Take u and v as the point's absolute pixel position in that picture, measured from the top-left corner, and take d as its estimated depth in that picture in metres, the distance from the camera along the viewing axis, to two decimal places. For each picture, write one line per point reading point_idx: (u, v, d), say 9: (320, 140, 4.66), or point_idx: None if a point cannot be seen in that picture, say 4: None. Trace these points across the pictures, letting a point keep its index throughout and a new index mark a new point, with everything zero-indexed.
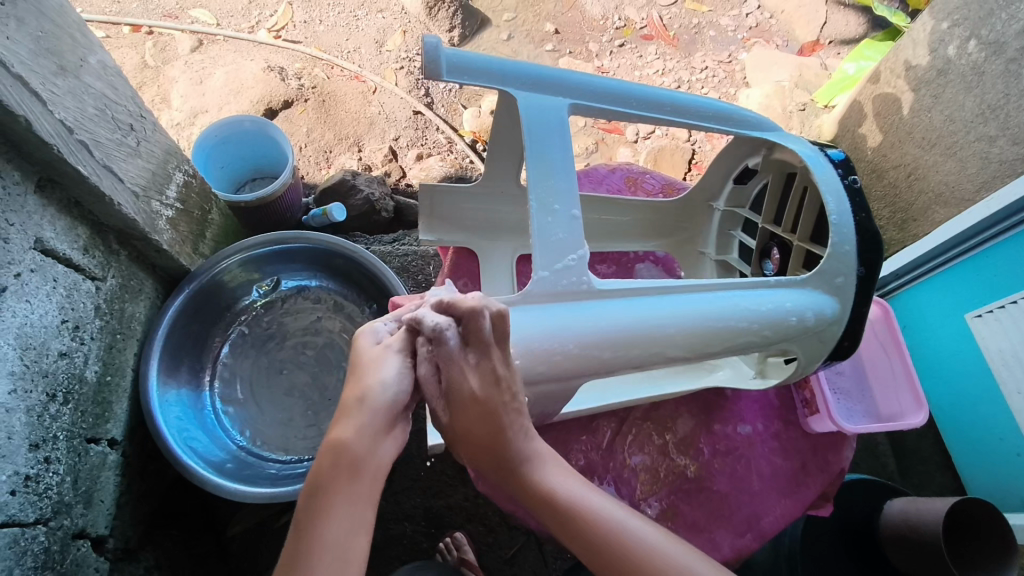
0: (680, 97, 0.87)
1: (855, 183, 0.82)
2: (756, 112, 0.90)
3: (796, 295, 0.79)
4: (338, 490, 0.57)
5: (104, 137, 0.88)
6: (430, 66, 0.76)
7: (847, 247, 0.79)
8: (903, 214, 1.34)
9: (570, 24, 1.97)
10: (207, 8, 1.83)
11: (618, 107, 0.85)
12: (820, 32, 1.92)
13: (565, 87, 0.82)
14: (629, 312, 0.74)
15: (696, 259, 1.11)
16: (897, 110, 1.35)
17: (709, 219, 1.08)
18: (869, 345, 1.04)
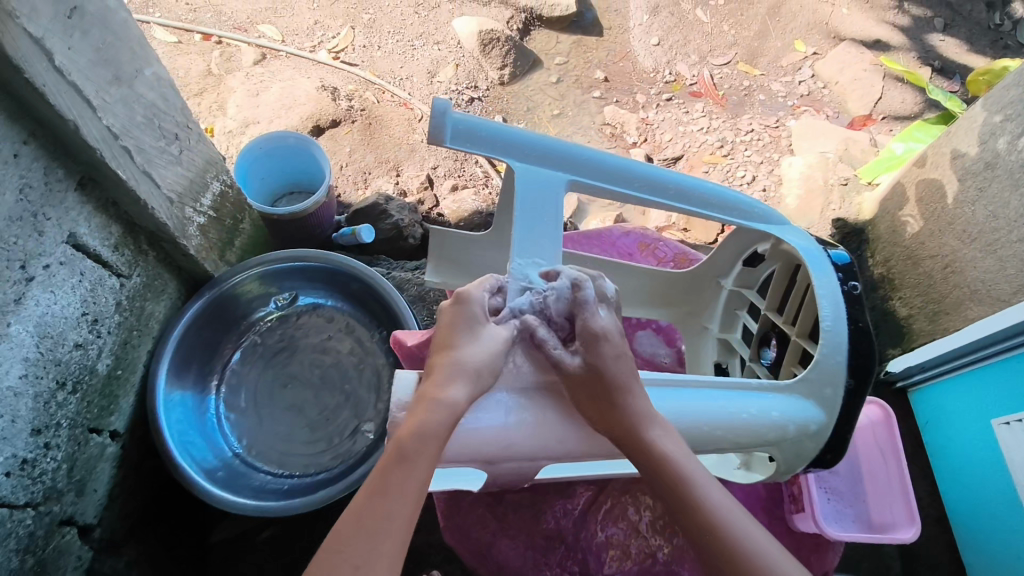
0: (687, 182, 0.88)
1: (855, 289, 0.80)
2: (764, 204, 0.90)
3: (786, 404, 0.77)
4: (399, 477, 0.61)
5: (148, 145, 0.93)
6: (434, 132, 0.81)
7: (837, 359, 0.77)
8: (936, 305, 1.30)
9: (620, 74, 2.00)
10: (274, 24, 1.92)
11: (621, 187, 0.86)
12: (873, 106, 1.89)
13: (567, 162, 0.85)
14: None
15: (699, 333, 1.09)
16: (940, 198, 1.31)
17: (717, 297, 1.06)
18: (870, 451, 1.01)
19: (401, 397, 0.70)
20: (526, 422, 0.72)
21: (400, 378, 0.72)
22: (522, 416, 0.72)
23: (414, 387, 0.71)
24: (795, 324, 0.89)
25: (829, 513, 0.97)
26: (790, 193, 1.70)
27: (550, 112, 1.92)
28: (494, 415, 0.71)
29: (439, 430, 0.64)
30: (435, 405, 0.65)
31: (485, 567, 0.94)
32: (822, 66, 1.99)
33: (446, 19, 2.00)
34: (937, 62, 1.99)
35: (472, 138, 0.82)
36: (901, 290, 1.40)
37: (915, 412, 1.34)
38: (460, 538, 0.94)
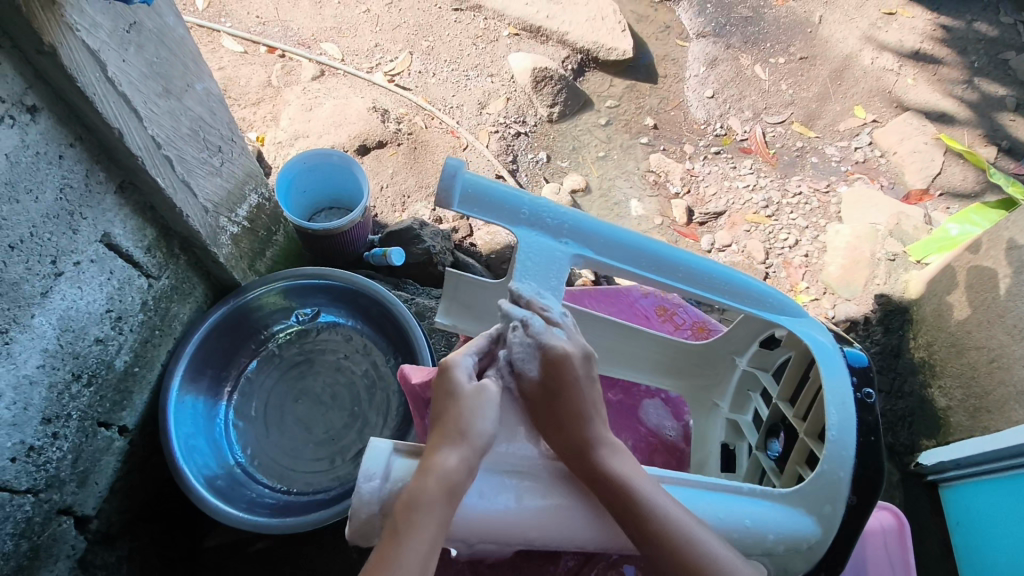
0: (698, 263, 0.85)
1: (869, 397, 0.78)
2: (779, 291, 0.86)
3: (783, 513, 0.73)
4: (393, 546, 0.60)
5: (191, 155, 0.96)
6: (443, 191, 0.78)
7: (841, 474, 0.74)
8: (976, 401, 1.23)
9: (670, 122, 1.98)
10: (337, 43, 1.99)
11: (628, 265, 0.84)
12: (930, 181, 1.82)
13: (577, 234, 0.83)
14: (580, 485, 0.72)
15: (709, 410, 1.05)
16: (992, 287, 1.25)
17: (730, 375, 1.02)
18: (878, 557, 0.92)
19: (370, 468, 0.68)
20: (506, 504, 0.70)
21: (372, 449, 0.69)
22: (504, 496, 0.70)
23: (386, 462, 0.68)
24: (804, 419, 0.85)
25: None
26: (833, 262, 1.64)
27: (596, 154, 1.91)
28: (480, 497, 0.70)
29: (433, 500, 0.62)
30: (429, 475, 0.64)
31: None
32: (881, 134, 1.93)
33: (503, 53, 2.04)
34: (1005, 142, 1.92)
35: (478, 202, 0.79)
36: (941, 379, 1.33)
37: (945, 511, 1.25)
38: None
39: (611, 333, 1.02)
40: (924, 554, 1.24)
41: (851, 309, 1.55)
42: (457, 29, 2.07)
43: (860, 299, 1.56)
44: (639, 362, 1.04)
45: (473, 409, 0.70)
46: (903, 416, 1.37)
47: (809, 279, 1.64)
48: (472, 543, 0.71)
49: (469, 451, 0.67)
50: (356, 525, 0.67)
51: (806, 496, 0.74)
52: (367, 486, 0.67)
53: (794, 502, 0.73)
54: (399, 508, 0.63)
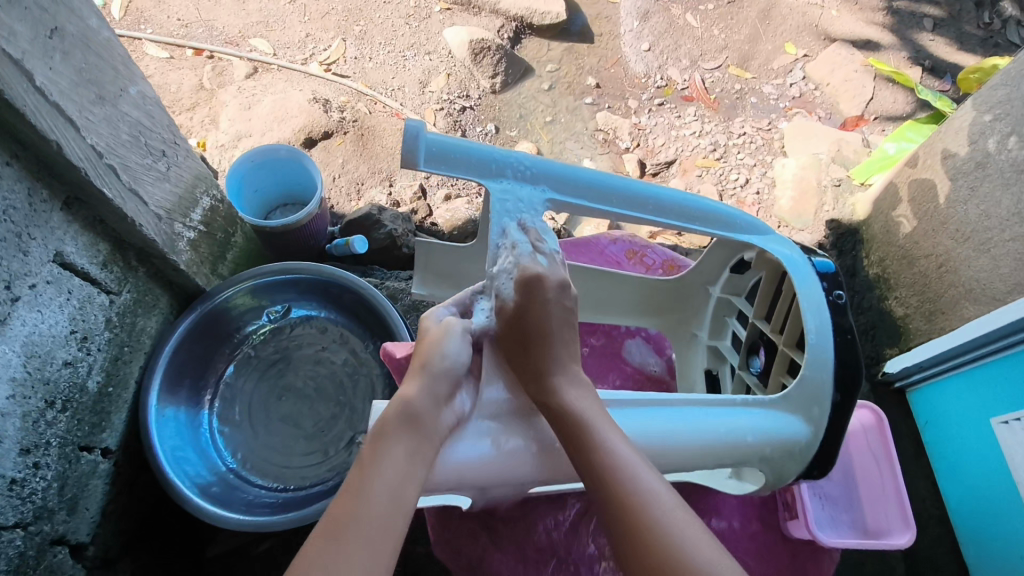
0: (667, 196, 0.86)
1: (840, 299, 0.82)
2: (748, 214, 0.89)
3: (776, 420, 0.77)
4: (359, 471, 0.62)
5: (134, 162, 0.93)
6: (408, 152, 0.75)
7: (823, 376, 0.78)
8: (932, 305, 1.28)
9: (612, 80, 2.00)
10: (266, 38, 1.94)
11: (600, 204, 0.84)
12: (865, 107, 1.89)
13: (549, 178, 0.82)
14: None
15: (689, 341, 1.09)
16: (932, 197, 1.29)
17: (706, 304, 1.06)
18: (863, 455, 0.99)
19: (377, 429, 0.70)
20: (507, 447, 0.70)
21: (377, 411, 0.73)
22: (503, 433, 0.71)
23: None
24: (781, 331, 0.89)
25: (825, 521, 0.94)
26: (784, 195, 1.70)
27: (543, 119, 1.92)
28: (471, 440, 0.70)
29: (393, 420, 0.66)
30: (394, 401, 0.69)
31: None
32: (814, 67, 1.99)
33: (437, 29, 2.02)
34: (928, 62, 2.00)
35: (445, 158, 0.77)
36: (897, 291, 1.39)
37: (913, 412, 1.33)
38: (452, 551, 0.90)
39: (584, 280, 1.06)
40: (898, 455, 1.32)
41: (806, 238, 1.61)
42: (387, 9, 2.04)
43: (813, 228, 1.62)
44: (612, 306, 1.09)
45: (438, 341, 0.75)
46: (867, 330, 1.44)
47: (764, 215, 1.70)
48: (485, 489, 0.72)
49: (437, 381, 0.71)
50: None
51: (795, 401, 0.78)
52: None
53: (784, 409, 0.78)
54: (371, 438, 0.66)
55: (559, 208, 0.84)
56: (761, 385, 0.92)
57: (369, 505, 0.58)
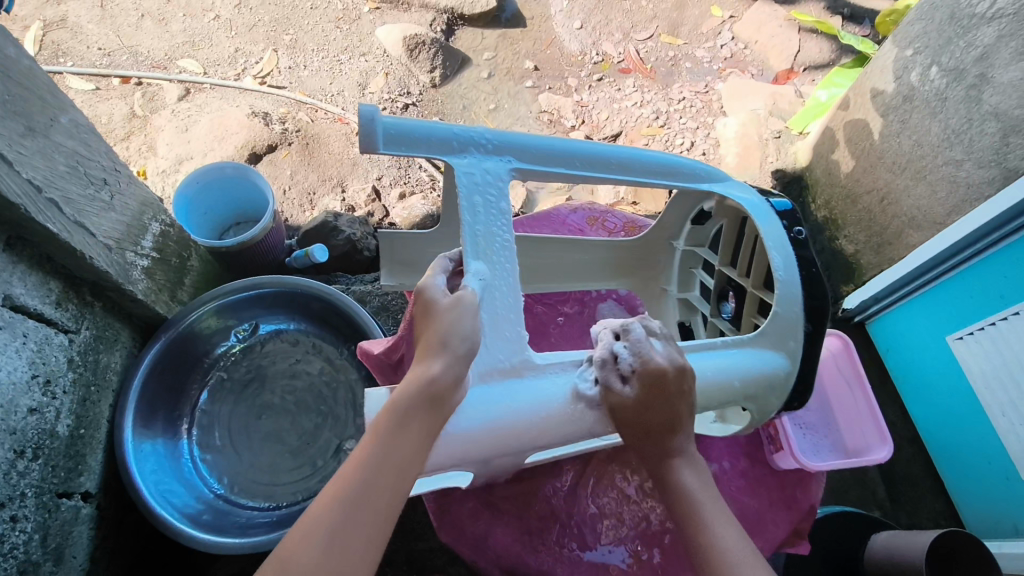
0: (627, 154, 0.87)
1: (800, 235, 0.85)
2: (704, 163, 0.91)
3: (756, 357, 0.80)
4: (370, 446, 0.60)
5: (76, 194, 0.90)
6: (365, 138, 0.74)
7: (794, 311, 0.81)
8: (880, 238, 1.33)
9: (549, 61, 2.02)
10: (195, 57, 1.89)
11: (562, 168, 0.84)
12: (793, 60, 1.97)
13: (512, 148, 0.82)
14: (569, 382, 0.72)
15: (660, 296, 1.13)
16: (867, 135, 1.34)
17: (673, 258, 1.10)
18: (835, 380, 1.04)
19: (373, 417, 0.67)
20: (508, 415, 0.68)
21: (371, 396, 0.69)
22: (495, 397, 0.69)
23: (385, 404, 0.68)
24: (748, 275, 0.92)
25: (808, 448, 1.00)
26: (729, 153, 1.75)
27: (486, 107, 1.93)
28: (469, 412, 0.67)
29: (408, 404, 0.62)
30: (410, 380, 0.64)
31: (485, 560, 0.90)
32: (740, 27, 2.06)
33: (369, 29, 2.01)
34: (846, 9, 2.07)
35: (403, 139, 0.77)
36: (845, 230, 1.44)
37: (875, 342, 1.39)
38: (456, 535, 0.90)
39: (552, 249, 1.07)
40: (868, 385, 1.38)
41: None
42: (316, 15, 2.02)
43: (760, 181, 1.68)
44: (581, 273, 1.11)
45: (449, 319, 0.67)
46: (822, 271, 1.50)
47: None
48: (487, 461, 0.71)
49: (450, 356, 0.65)
50: None
51: (773, 338, 0.81)
52: None
53: (762, 346, 0.81)
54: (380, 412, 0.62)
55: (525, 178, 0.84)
56: (734, 328, 0.95)
57: (375, 488, 0.59)
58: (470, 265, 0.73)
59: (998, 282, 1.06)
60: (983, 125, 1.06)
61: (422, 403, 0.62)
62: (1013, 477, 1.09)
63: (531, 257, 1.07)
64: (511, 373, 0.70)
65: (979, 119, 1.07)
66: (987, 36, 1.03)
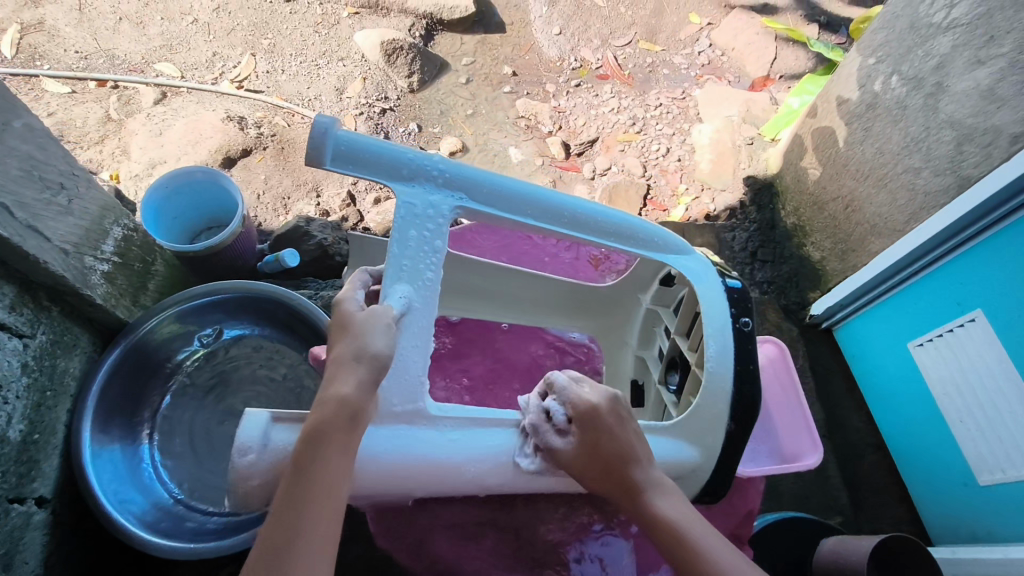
0: (581, 207, 0.88)
1: (745, 326, 0.88)
2: (663, 230, 0.92)
3: (668, 448, 0.82)
4: (300, 482, 0.62)
5: (30, 198, 0.90)
6: (314, 150, 0.75)
7: (719, 406, 0.83)
8: (845, 245, 1.34)
9: (527, 66, 2.03)
10: (172, 61, 1.89)
11: (507, 215, 0.84)
12: (770, 68, 1.98)
13: (465, 185, 0.83)
14: (459, 440, 0.75)
15: (619, 346, 1.15)
16: (833, 143, 1.35)
17: (637, 313, 1.12)
18: (773, 388, 1.04)
19: (246, 441, 0.70)
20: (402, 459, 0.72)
21: (249, 419, 0.71)
22: (379, 442, 0.72)
23: (260, 429, 0.71)
24: (696, 350, 0.93)
25: (744, 454, 1.01)
26: (703, 159, 1.77)
27: (464, 113, 1.93)
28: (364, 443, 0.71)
29: (333, 430, 0.64)
30: (328, 403, 0.66)
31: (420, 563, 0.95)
32: (718, 35, 2.08)
33: (347, 34, 2.01)
34: (823, 17, 2.10)
35: (355, 158, 0.77)
36: (813, 236, 1.45)
37: (842, 348, 1.40)
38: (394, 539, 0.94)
39: (510, 279, 1.10)
40: (833, 392, 1.39)
41: (728, 198, 1.68)
42: (295, 19, 2.03)
43: (733, 188, 1.69)
44: (539, 304, 1.15)
45: (367, 331, 0.70)
46: (790, 278, 1.51)
47: (686, 181, 1.76)
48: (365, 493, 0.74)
49: (362, 371, 0.68)
50: (239, 496, 0.71)
51: (691, 430, 0.84)
52: (243, 458, 0.69)
53: (679, 436, 0.83)
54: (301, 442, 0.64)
55: (468, 215, 0.84)
56: (674, 402, 0.96)
57: (309, 522, 0.60)
58: (395, 286, 0.76)
59: (956, 288, 1.06)
60: (941, 133, 1.07)
61: (327, 435, 0.64)
62: (969, 483, 1.10)
63: (488, 283, 1.10)
64: (404, 419, 0.73)
65: (936, 127, 1.08)
66: (943, 45, 1.04)
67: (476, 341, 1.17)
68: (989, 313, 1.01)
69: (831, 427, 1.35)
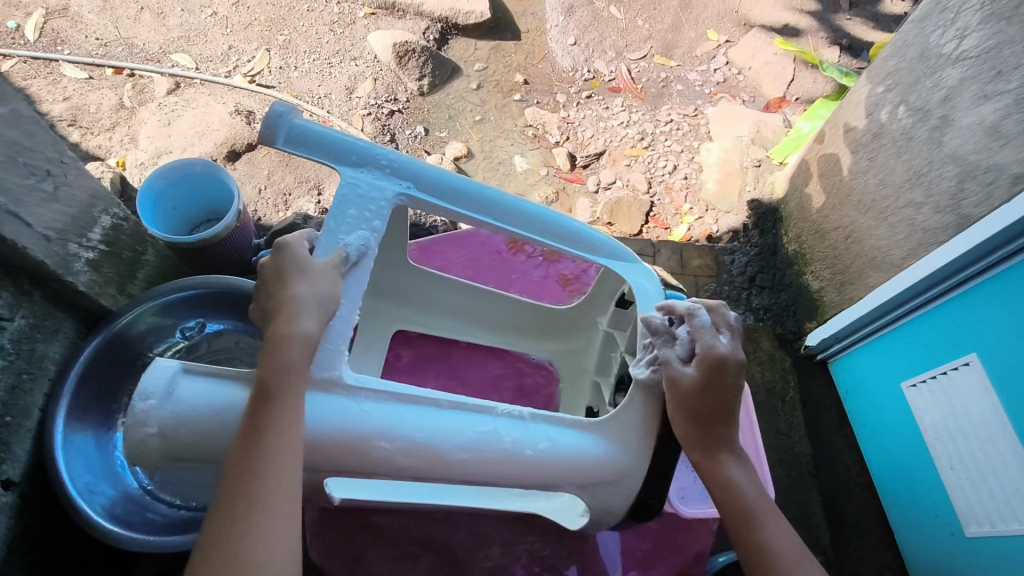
0: (526, 208, 0.90)
1: None
2: (611, 238, 0.94)
3: (594, 447, 0.78)
4: (268, 410, 0.65)
5: (14, 183, 0.91)
6: (266, 129, 0.79)
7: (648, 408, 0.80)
8: (842, 276, 1.30)
9: (540, 75, 2.02)
10: (188, 53, 1.91)
11: (450, 207, 0.87)
12: (786, 89, 1.94)
13: (410, 175, 0.86)
14: (384, 414, 0.72)
15: (577, 373, 1.13)
16: (838, 171, 1.31)
17: (596, 339, 1.09)
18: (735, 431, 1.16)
19: (149, 387, 0.68)
20: (323, 429, 0.70)
21: (158, 366, 0.70)
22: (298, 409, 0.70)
23: (166, 376, 0.69)
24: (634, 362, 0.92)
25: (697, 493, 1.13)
26: (709, 179, 1.74)
27: (472, 118, 1.92)
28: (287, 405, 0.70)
29: (296, 364, 0.68)
30: (290, 342, 0.69)
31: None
32: (735, 53, 2.04)
33: (362, 34, 2.02)
34: (845, 40, 2.06)
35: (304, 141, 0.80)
36: (812, 265, 1.42)
37: (836, 383, 1.36)
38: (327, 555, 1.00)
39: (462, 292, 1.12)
40: (824, 427, 1.35)
41: (731, 220, 1.65)
42: (311, 17, 2.04)
43: (737, 210, 1.67)
44: (506, 323, 1.16)
45: (316, 279, 0.73)
46: (789, 306, 1.48)
47: (691, 201, 1.72)
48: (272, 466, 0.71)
49: (317, 314, 0.71)
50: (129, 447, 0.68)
51: (622, 430, 0.80)
52: (143, 405, 0.68)
53: (610, 438, 0.80)
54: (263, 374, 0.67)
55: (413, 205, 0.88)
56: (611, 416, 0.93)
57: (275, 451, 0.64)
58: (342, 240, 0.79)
59: (952, 329, 1.02)
60: (942, 168, 1.03)
61: (286, 370, 0.67)
62: (958, 533, 1.05)
63: (457, 300, 1.13)
64: (323, 388, 0.72)
65: (939, 162, 1.04)
66: (951, 77, 1.01)
67: (437, 359, 1.18)
68: (985, 358, 0.96)
69: (819, 462, 1.31)
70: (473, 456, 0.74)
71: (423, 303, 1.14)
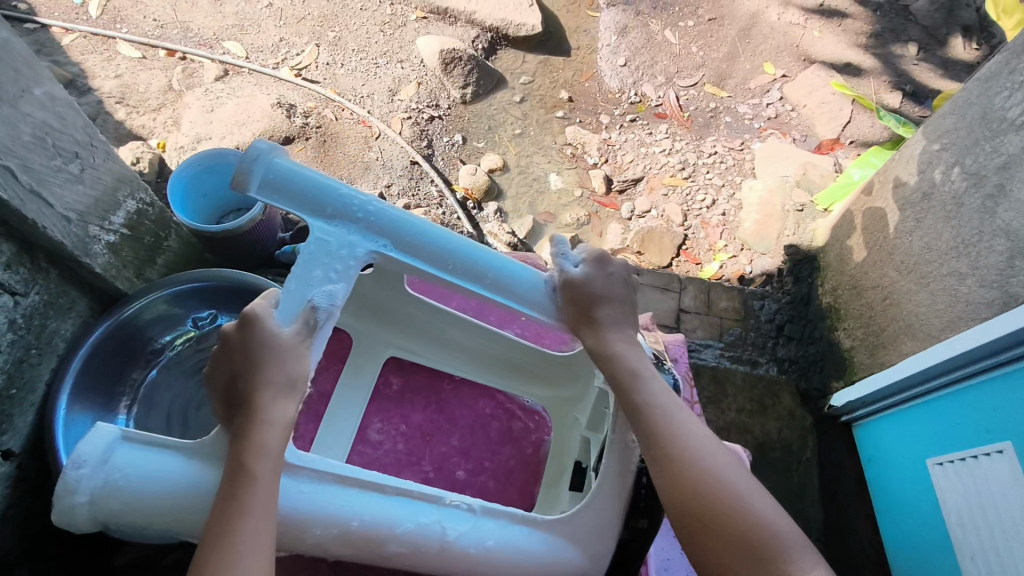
0: (510, 274, 0.81)
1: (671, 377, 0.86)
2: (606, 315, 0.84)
3: (549, 547, 0.73)
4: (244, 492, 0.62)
5: (38, 164, 0.92)
6: (241, 174, 0.77)
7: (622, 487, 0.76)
8: (875, 339, 1.23)
9: (585, 94, 1.98)
10: (240, 42, 1.94)
11: (426, 267, 0.81)
12: (841, 130, 1.86)
13: (388, 231, 0.80)
14: (337, 496, 0.69)
15: (569, 423, 1.09)
16: (883, 227, 1.24)
17: (592, 392, 1.04)
18: None
19: (83, 454, 0.65)
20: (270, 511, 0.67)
21: (97, 433, 0.67)
22: None
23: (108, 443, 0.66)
24: None
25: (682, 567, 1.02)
26: (748, 218, 1.68)
27: (512, 132, 1.89)
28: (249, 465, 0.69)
29: (273, 446, 0.66)
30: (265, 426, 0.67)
31: None
32: (791, 88, 1.97)
33: (411, 37, 2.02)
34: (909, 86, 1.97)
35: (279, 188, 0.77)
36: (846, 322, 1.35)
37: (859, 448, 1.29)
38: None
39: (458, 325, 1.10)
40: (841, 493, 1.28)
41: (766, 263, 1.58)
42: (364, 16, 2.05)
43: (774, 253, 1.60)
44: (506, 364, 1.13)
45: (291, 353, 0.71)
46: (816, 361, 1.40)
47: (726, 238, 1.67)
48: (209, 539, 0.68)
49: (292, 398, 0.70)
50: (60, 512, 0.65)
51: (582, 531, 0.75)
52: (75, 472, 0.64)
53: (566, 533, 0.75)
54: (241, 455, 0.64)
55: (390, 262, 0.82)
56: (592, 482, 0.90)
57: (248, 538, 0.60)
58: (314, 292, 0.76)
59: (986, 413, 0.95)
60: (993, 240, 0.96)
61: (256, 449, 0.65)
62: None
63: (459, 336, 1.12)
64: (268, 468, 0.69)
65: (990, 233, 0.97)
66: (1012, 144, 0.93)
67: (428, 390, 1.14)
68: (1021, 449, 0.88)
69: (831, 531, 1.24)
70: (419, 549, 0.71)
71: (429, 334, 1.13)
